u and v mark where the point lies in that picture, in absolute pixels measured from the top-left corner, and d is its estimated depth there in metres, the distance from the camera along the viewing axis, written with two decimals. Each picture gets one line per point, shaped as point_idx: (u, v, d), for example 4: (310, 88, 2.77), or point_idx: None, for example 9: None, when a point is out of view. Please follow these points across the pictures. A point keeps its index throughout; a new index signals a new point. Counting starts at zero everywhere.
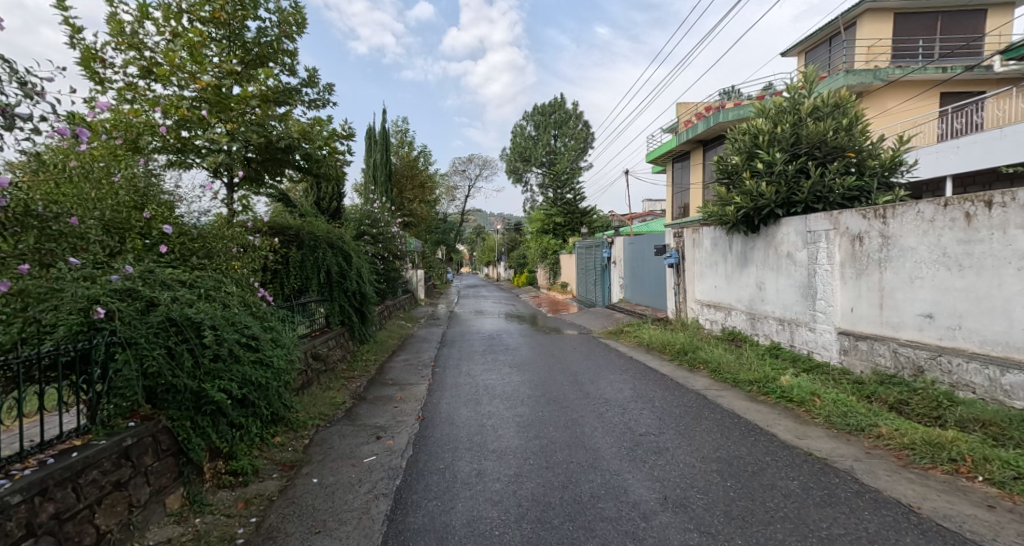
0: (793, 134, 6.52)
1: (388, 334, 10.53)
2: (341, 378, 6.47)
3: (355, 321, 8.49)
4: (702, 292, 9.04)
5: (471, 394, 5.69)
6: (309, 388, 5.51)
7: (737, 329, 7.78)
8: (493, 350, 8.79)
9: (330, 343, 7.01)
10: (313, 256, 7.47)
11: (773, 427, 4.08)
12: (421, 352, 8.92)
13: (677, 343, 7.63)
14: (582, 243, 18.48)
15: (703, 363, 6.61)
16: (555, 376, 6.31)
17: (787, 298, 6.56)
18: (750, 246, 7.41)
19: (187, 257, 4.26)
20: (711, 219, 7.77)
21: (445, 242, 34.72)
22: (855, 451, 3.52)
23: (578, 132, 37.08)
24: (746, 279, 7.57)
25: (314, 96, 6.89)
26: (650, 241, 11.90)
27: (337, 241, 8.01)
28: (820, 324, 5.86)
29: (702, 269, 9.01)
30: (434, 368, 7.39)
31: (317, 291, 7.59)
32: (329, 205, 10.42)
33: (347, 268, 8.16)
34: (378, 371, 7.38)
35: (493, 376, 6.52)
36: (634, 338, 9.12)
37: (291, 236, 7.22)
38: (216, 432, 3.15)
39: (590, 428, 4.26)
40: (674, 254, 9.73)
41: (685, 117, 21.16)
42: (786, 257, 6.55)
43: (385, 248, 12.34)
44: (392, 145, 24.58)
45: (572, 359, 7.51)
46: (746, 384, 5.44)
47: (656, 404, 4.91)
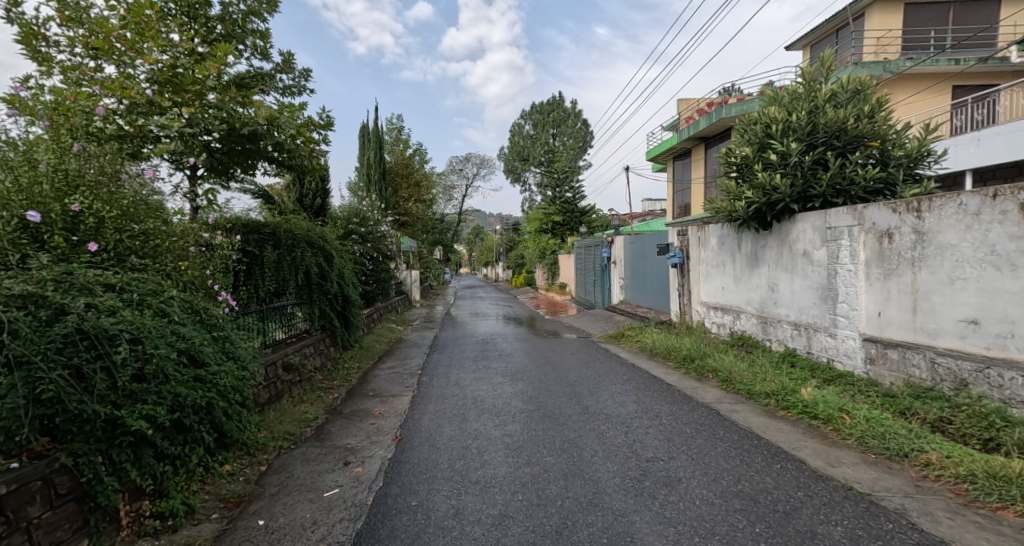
0: (809, 123, 6.00)
1: (376, 339, 9.99)
2: (317, 390, 5.92)
3: (338, 327, 7.94)
4: (708, 294, 8.53)
5: (458, 409, 5.14)
6: (276, 403, 4.95)
7: (747, 334, 7.24)
8: (486, 356, 8.24)
9: (305, 352, 6.48)
10: (288, 257, 6.95)
11: (799, 450, 3.55)
12: (409, 359, 8.38)
13: (682, 349, 7.10)
14: (581, 243, 17.95)
15: (712, 372, 6.07)
16: (551, 387, 5.77)
17: (803, 301, 6.02)
18: (760, 244, 6.89)
19: (126, 257, 3.71)
20: (718, 215, 7.24)
21: (442, 242, 34.19)
22: (901, 484, 2.99)
23: (578, 131, 36.53)
24: (757, 280, 7.03)
25: (290, 82, 6.35)
26: (652, 240, 11.39)
27: (315, 240, 7.52)
28: (841, 329, 5.32)
29: (708, 270, 8.48)
30: (420, 377, 6.85)
31: (293, 295, 7.06)
32: (313, 202, 9.89)
33: (328, 269, 7.63)
34: (360, 380, 6.82)
35: (483, 387, 5.98)
36: (636, 342, 8.59)
37: (264, 234, 6.76)
38: (138, 468, 2.61)
39: (589, 452, 3.72)
40: (678, 253, 9.21)
41: (686, 113, 20.65)
42: (802, 256, 6.01)
43: (374, 248, 11.80)
44: (387, 143, 24.08)
45: (569, 367, 6.97)
46: (762, 397, 4.90)
47: (663, 421, 4.38)
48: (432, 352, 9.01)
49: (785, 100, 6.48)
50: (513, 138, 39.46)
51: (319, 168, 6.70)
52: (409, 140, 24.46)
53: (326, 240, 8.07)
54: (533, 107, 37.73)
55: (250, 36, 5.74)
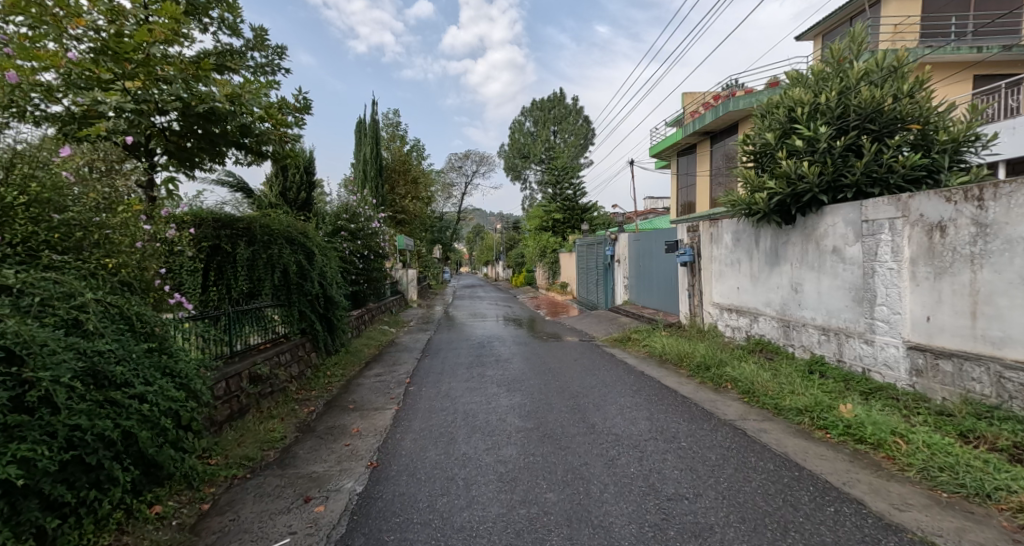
0: (839, 104, 5.38)
1: (365, 342, 9.39)
2: (288, 403, 5.31)
3: (321, 331, 7.34)
4: (721, 294, 7.92)
5: (446, 427, 4.53)
6: (236, 421, 4.35)
7: (766, 338, 6.62)
8: (482, 362, 7.63)
9: (281, 359, 5.88)
10: (263, 254, 6.39)
11: (853, 486, 2.93)
12: (399, 364, 7.78)
13: (696, 356, 6.48)
14: (583, 241, 17.34)
15: (731, 382, 5.45)
16: (552, 400, 5.16)
17: (832, 303, 5.40)
18: (782, 241, 6.28)
19: (40, 253, 3.14)
20: (734, 209, 6.63)
21: (440, 241, 33.56)
22: (994, 536, 2.38)
23: (579, 127, 35.90)
24: (778, 280, 6.41)
25: (263, 61, 5.75)
26: (659, 237, 10.78)
27: (295, 236, 6.94)
28: (880, 336, 4.71)
29: (722, 268, 7.87)
30: (408, 387, 6.24)
31: (270, 297, 6.48)
32: (297, 196, 9.31)
33: (309, 268, 7.03)
34: (341, 391, 6.21)
35: (477, 400, 5.37)
36: (643, 347, 7.97)
37: (241, 228, 6.41)
38: (15, 525, 2.01)
39: (597, 488, 3.10)
40: (689, 251, 8.59)
41: (691, 107, 20.04)
42: (831, 253, 5.40)
43: (365, 246, 11.20)
44: (383, 139, 23.46)
45: (572, 375, 6.37)
46: (794, 414, 4.28)
47: (682, 444, 3.77)
48: (424, 357, 8.40)
49: (810, 81, 5.86)
50: (513, 134, 38.85)
51: (297, 156, 6.10)
52: (406, 136, 23.85)
53: (309, 236, 7.47)
54: (533, 104, 37.10)
55: (215, 8, 5.15)
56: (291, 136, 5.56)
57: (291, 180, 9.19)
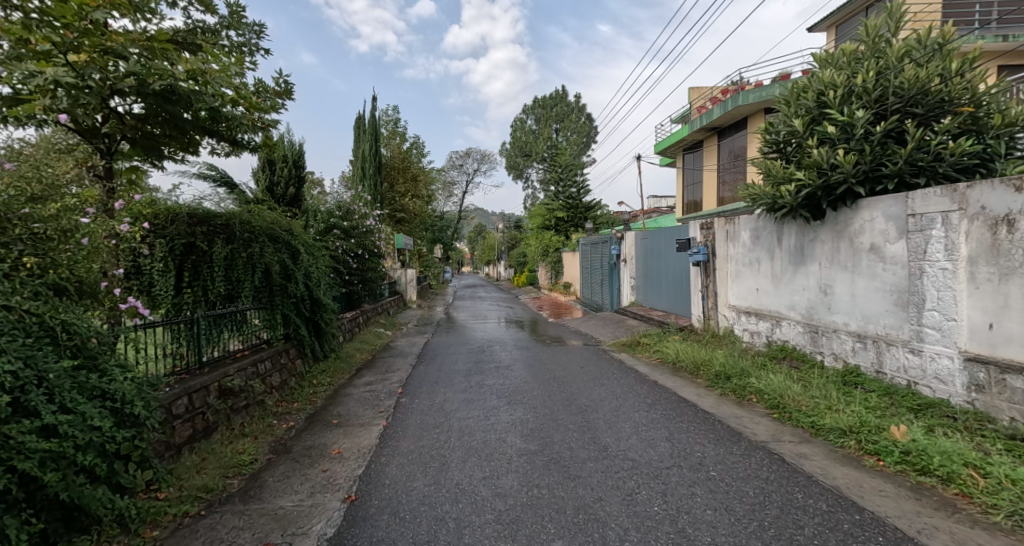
0: (878, 87, 4.85)
1: (357, 347, 8.87)
2: (263, 419, 4.78)
3: (307, 336, 6.81)
4: (738, 296, 7.39)
5: (438, 449, 4.00)
6: (198, 443, 3.83)
7: (790, 345, 6.07)
8: (481, 370, 7.09)
9: (260, 368, 5.37)
10: (241, 253, 5.96)
11: (932, 537, 2.39)
12: (392, 372, 7.26)
13: (714, 364, 5.95)
14: (586, 239, 16.81)
15: (756, 395, 4.91)
16: (558, 416, 4.62)
17: (869, 307, 4.85)
18: (807, 238, 5.74)
19: None
20: (755, 204, 6.10)
21: (441, 240, 33.03)
22: None
23: (582, 125, 35.31)
24: (804, 281, 5.86)
25: (240, 40, 5.22)
26: (668, 235, 10.24)
27: (280, 235, 6.56)
28: (929, 345, 4.16)
29: (740, 269, 7.34)
30: (400, 398, 5.71)
31: (251, 300, 5.97)
32: (285, 191, 8.81)
33: (293, 268, 6.51)
34: (325, 403, 5.68)
35: (474, 415, 4.84)
36: (654, 353, 7.42)
37: (218, 225, 5.99)
38: None
39: (616, 535, 2.56)
40: (702, 249, 8.05)
41: (697, 102, 19.48)
42: (867, 250, 4.86)
43: (359, 245, 10.67)
44: (382, 136, 22.95)
45: (578, 385, 5.84)
46: (835, 434, 3.74)
47: (712, 474, 3.22)
48: (420, 364, 7.86)
49: (843, 61, 5.31)
50: (515, 133, 38.33)
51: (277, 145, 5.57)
52: (405, 134, 23.33)
53: (294, 234, 7.00)
54: (535, 102, 36.57)
55: None
56: (267, 121, 5.03)
57: (278, 175, 8.68)
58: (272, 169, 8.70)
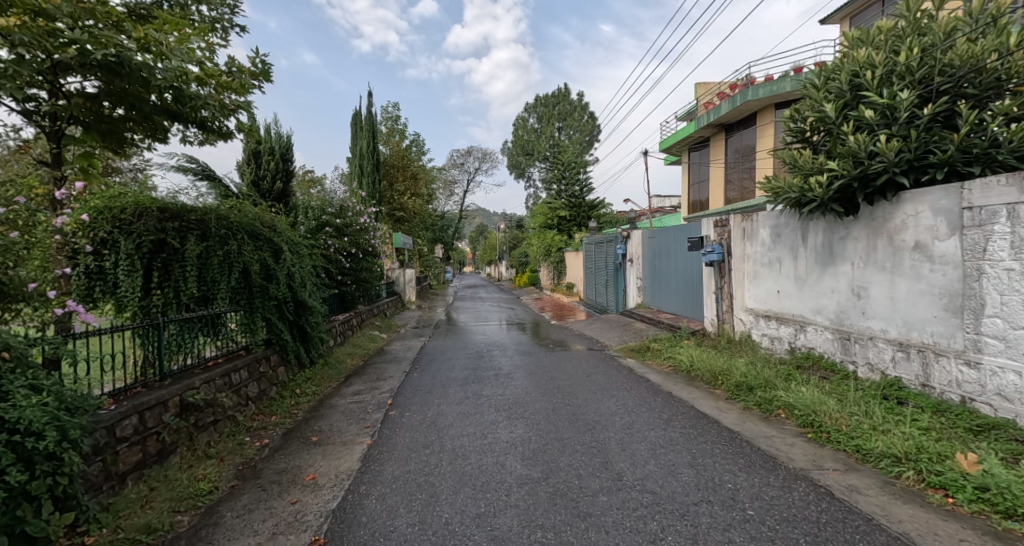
0: (923, 65, 4.33)
1: (348, 352, 8.35)
2: (232, 438, 4.28)
3: (291, 342, 6.31)
4: (756, 299, 6.86)
5: (427, 475, 3.49)
6: (148, 468, 3.33)
7: (817, 353, 5.54)
8: (479, 378, 6.57)
9: (234, 378, 4.87)
10: (217, 251, 5.52)
11: None
12: (383, 380, 6.75)
13: (734, 374, 5.43)
14: (590, 239, 16.30)
15: (785, 410, 4.39)
16: (565, 436, 4.11)
17: (913, 312, 4.32)
18: (837, 235, 5.22)
19: None
20: (779, 198, 5.57)
21: (442, 240, 32.53)
22: None
23: (585, 123, 34.73)
24: (834, 282, 5.33)
25: (211, 16, 4.70)
26: (678, 233, 9.72)
27: (261, 232, 6.15)
28: (990, 357, 3.64)
29: (758, 269, 6.82)
30: (389, 411, 5.20)
31: (227, 302, 5.50)
32: (272, 187, 8.33)
33: (275, 267, 6.03)
34: (306, 416, 5.17)
35: (470, 433, 4.33)
36: (666, 360, 6.90)
37: (192, 220, 5.60)
38: None
39: None
40: (717, 248, 7.53)
41: (705, 98, 18.94)
42: (909, 249, 4.34)
43: (353, 244, 10.24)
44: (381, 133, 22.46)
45: (586, 397, 5.32)
46: (886, 461, 3.22)
47: (750, 514, 2.70)
48: (414, 370, 7.35)
49: (881, 39, 4.79)
50: (517, 131, 37.86)
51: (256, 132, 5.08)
52: (405, 131, 22.82)
53: (278, 232, 6.55)
54: (537, 99, 36.08)
55: None
56: (238, 104, 4.45)
57: (264, 169, 8.21)
58: (258, 163, 8.23)
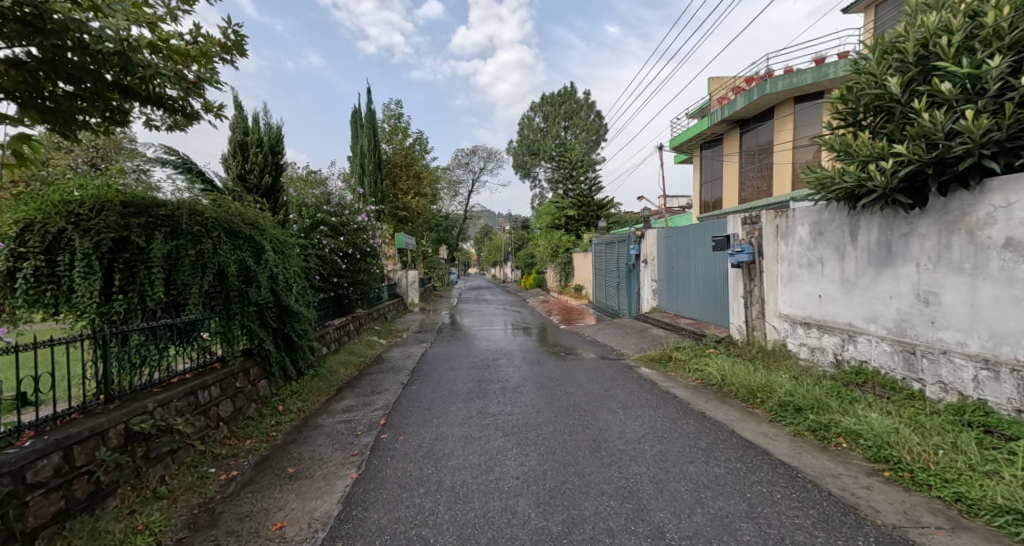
0: (1014, 28, 3.63)
1: (341, 361, 7.69)
2: (194, 470, 3.65)
3: (276, 352, 5.65)
4: (792, 304, 6.16)
5: (421, 528, 2.83)
6: (72, 519, 2.72)
7: (871, 367, 4.83)
8: (483, 392, 5.90)
9: (202, 397, 4.24)
10: (188, 251, 4.91)
11: None
12: (378, 394, 6.10)
13: (777, 391, 4.74)
14: (600, 239, 15.64)
15: (847, 438, 3.71)
16: (588, 472, 3.44)
17: (1003, 324, 3.62)
18: (896, 232, 4.52)
19: None
20: (827, 190, 4.88)
21: (446, 241, 31.92)
22: None
23: (591, 122, 33.98)
24: (892, 287, 4.62)
25: None
26: (698, 232, 9.01)
27: (241, 230, 5.53)
28: None
29: (794, 271, 6.11)
30: (381, 435, 4.54)
31: (200, 308, 4.87)
32: (260, 181, 7.71)
33: (256, 267, 5.39)
34: (285, 440, 4.52)
35: (474, 466, 3.67)
36: (692, 373, 6.20)
37: (161, 216, 5.00)
38: None
39: None
40: (747, 248, 6.82)
41: (718, 93, 18.21)
42: (998, 247, 3.63)
43: (350, 244, 9.68)
44: (384, 131, 21.80)
45: (606, 418, 4.64)
46: (1004, 517, 2.53)
47: None
48: (412, 382, 6.68)
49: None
50: (523, 131, 37.24)
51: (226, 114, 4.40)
52: (408, 129, 22.14)
53: (262, 230, 5.90)
54: (543, 98, 35.45)
55: None
56: (200, 76, 3.78)
57: (252, 162, 7.60)
58: (245, 156, 7.63)
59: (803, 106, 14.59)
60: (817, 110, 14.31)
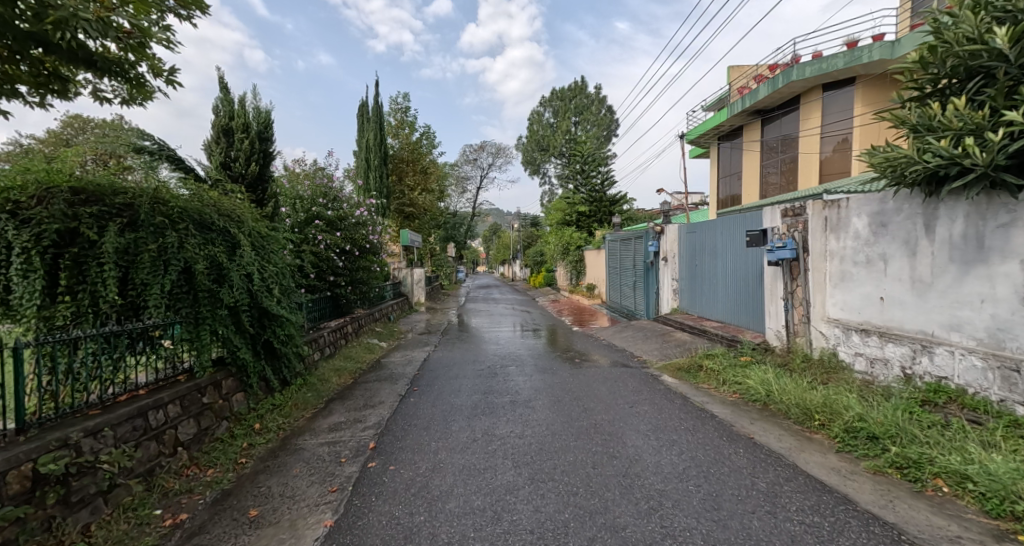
0: None
1: (335, 368, 6.98)
2: (132, 516, 2.95)
3: (254, 362, 4.94)
4: (844, 307, 5.35)
5: None
6: None
7: (955, 385, 4.05)
8: (489, 408, 5.17)
9: (154, 419, 3.55)
10: (148, 245, 4.24)
11: None
12: (371, 408, 5.40)
13: (842, 414, 3.96)
14: (614, 235, 14.86)
15: (949, 481, 2.95)
16: (625, 526, 2.71)
17: None
18: (992, 222, 3.77)
19: None
20: (904, 172, 4.09)
21: (454, 239, 31.25)
22: None
23: (603, 117, 33.04)
24: (983, 288, 3.85)
25: None
26: (726, 227, 8.20)
27: (214, 221, 4.86)
28: None
29: (847, 270, 5.30)
30: (368, 464, 3.83)
31: (161, 312, 4.18)
32: (246, 170, 7.04)
33: (230, 264, 4.70)
34: (255, 470, 3.80)
35: (481, 514, 2.96)
36: (729, 386, 5.42)
37: (118, 205, 4.33)
38: None
39: None
40: (789, 243, 6.00)
41: (739, 82, 17.31)
42: None
43: (347, 239, 8.98)
44: (390, 125, 20.77)
45: (636, 445, 3.89)
46: None
47: None
48: (410, 394, 5.96)
49: None
50: (533, 126, 36.44)
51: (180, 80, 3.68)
52: (416, 122, 21.36)
53: (239, 222, 5.19)
54: (553, 93, 34.62)
55: None
56: (138, 30, 3.06)
57: (237, 149, 6.93)
58: (230, 142, 6.98)
59: (833, 93, 13.64)
60: (847, 98, 13.37)
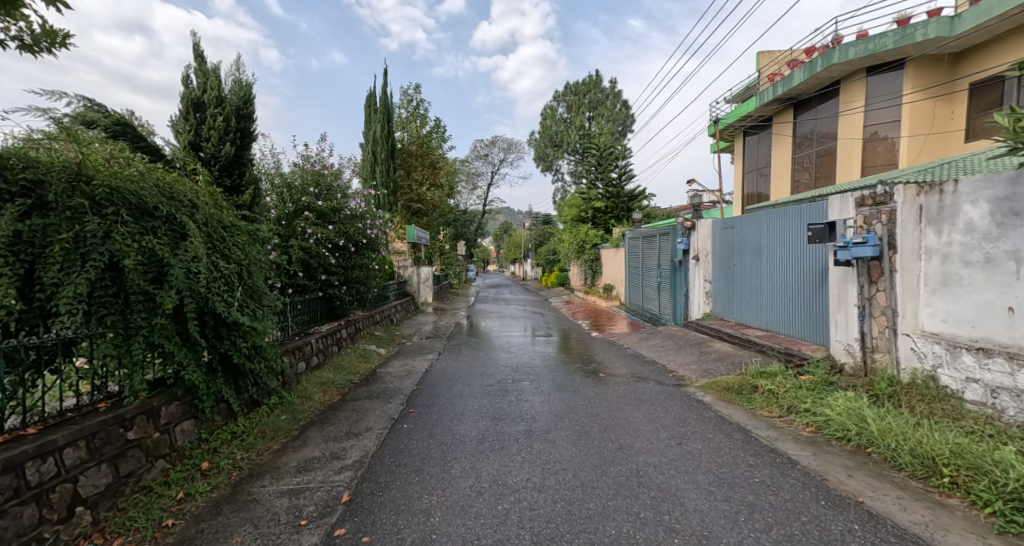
0: None
1: (320, 382, 5.97)
2: None
3: (206, 382, 3.93)
4: (949, 319, 4.23)
5: None
6: None
7: None
8: (500, 441, 4.12)
9: (35, 475, 2.63)
10: (60, 235, 3.26)
11: None
12: (354, 437, 4.39)
13: (987, 471, 2.89)
14: (635, 232, 13.71)
15: None
16: None
17: None
18: None
19: None
20: None
21: (463, 236, 30.29)
22: None
23: (618, 112, 31.72)
24: None
25: None
26: (777, 220, 7.02)
27: (157, 206, 3.85)
28: None
29: (954, 271, 4.19)
30: (336, 533, 2.81)
31: (74, 322, 3.19)
32: (220, 151, 6.08)
33: (172, 260, 3.69)
34: (180, 540, 2.80)
35: None
36: (800, 416, 4.32)
37: (23, 181, 3.32)
38: None
39: None
40: (870, 237, 4.83)
41: (770, 68, 16.06)
42: None
43: (342, 234, 7.99)
44: (400, 118, 19.98)
45: (703, 510, 2.85)
46: None
47: None
48: (405, 418, 4.91)
49: None
50: (545, 122, 35.34)
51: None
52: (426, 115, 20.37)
53: (192, 208, 4.17)
54: (567, 87, 33.40)
55: None
56: None
57: (209, 127, 5.98)
58: (202, 118, 6.03)
59: (878, 77, 12.27)
60: (896, 83, 12.06)
